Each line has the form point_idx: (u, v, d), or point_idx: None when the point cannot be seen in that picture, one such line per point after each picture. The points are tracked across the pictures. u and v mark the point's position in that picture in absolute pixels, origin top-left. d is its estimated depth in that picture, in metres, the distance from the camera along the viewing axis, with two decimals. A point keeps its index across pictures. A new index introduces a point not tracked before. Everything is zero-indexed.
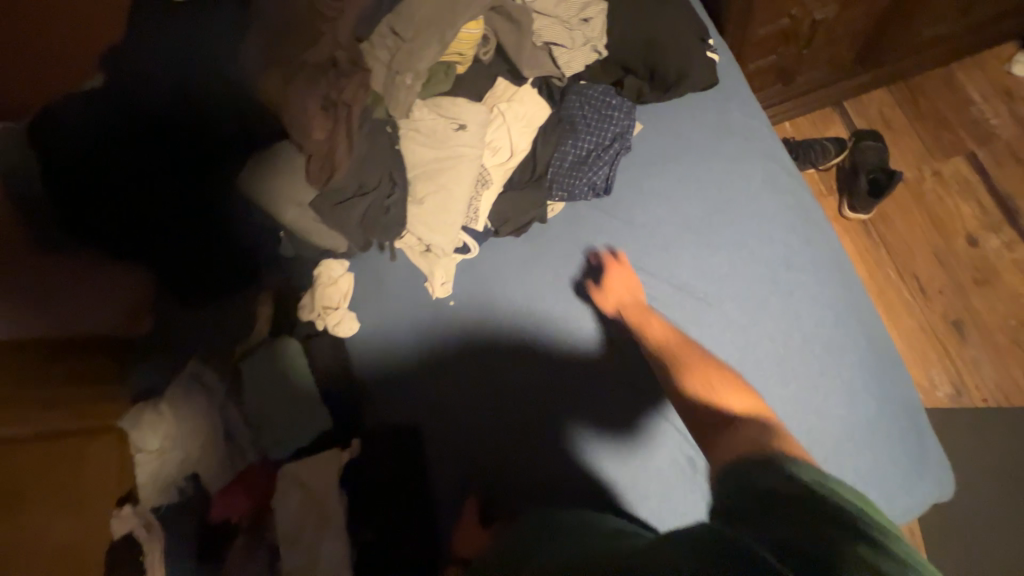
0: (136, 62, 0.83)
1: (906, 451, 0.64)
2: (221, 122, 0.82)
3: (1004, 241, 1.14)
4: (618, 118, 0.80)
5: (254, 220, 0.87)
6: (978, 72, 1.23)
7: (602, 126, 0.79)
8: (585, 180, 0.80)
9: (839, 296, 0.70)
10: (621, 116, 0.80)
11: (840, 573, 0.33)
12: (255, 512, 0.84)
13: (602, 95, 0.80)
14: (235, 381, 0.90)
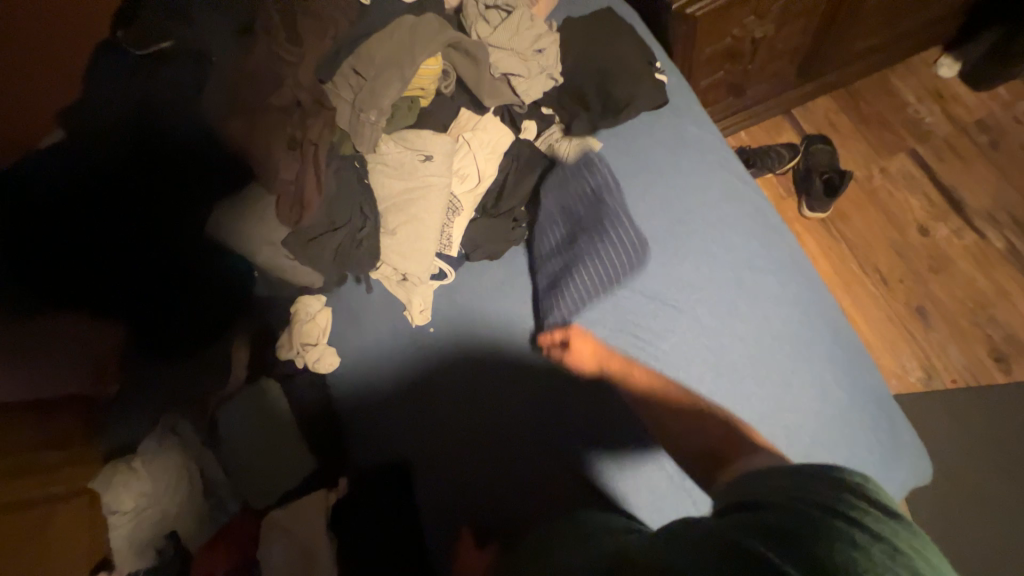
0: (91, 114, 0.82)
1: (880, 440, 0.65)
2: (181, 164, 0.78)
3: (953, 229, 1.20)
4: (620, 253, 0.75)
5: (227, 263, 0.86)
6: (910, 76, 1.31)
7: (599, 249, 0.76)
8: (567, 306, 0.76)
9: (803, 294, 0.72)
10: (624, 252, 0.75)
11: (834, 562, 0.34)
12: (240, 566, 0.80)
13: (606, 224, 0.76)
14: (211, 430, 0.90)
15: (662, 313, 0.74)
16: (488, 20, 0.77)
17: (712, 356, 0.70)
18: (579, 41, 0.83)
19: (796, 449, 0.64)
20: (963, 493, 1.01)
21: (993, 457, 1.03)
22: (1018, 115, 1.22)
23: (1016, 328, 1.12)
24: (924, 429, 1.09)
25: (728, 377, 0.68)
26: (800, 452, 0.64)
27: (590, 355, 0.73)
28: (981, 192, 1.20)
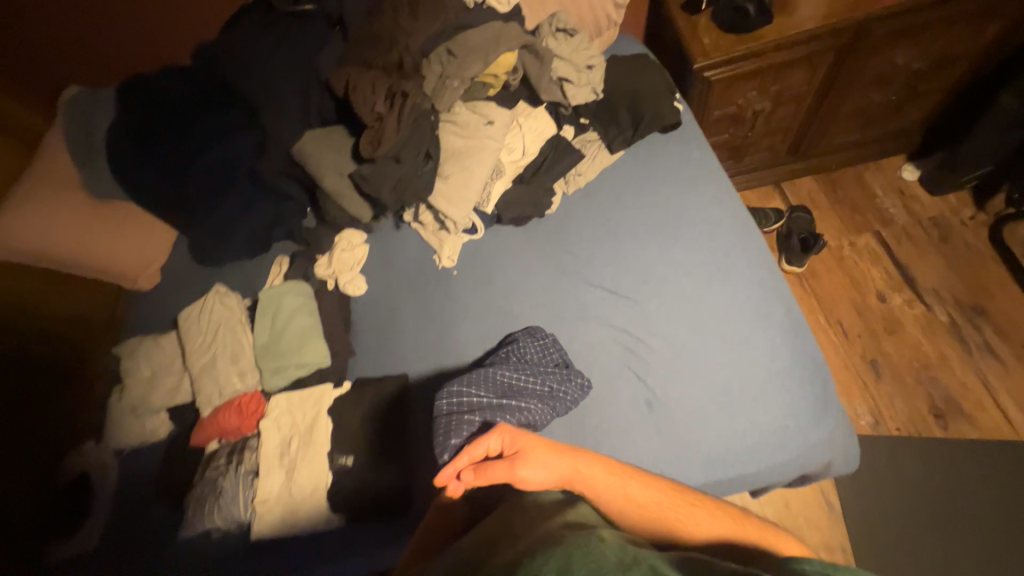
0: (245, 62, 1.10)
1: (818, 396, 0.76)
2: (290, 117, 1.10)
3: (905, 299, 1.39)
4: (534, 410, 0.76)
5: (293, 202, 1.23)
6: (880, 173, 1.57)
7: (520, 398, 0.77)
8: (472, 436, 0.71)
9: (767, 277, 0.86)
10: (537, 411, 0.77)
11: None
12: (242, 435, 0.89)
13: (533, 388, 0.79)
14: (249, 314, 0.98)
15: (651, 277, 0.91)
16: (556, 39, 1.02)
17: (686, 313, 0.85)
18: (621, 70, 1.06)
19: (745, 390, 0.76)
20: (872, 515, 1.18)
21: (906, 489, 1.19)
22: (966, 218, 1.45)
23: (954, 392, 1.26)
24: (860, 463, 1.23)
25: (696, 329, 0.83)
26: (749, 393, 0.76)
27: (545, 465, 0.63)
28: (930, 274, 1.41)
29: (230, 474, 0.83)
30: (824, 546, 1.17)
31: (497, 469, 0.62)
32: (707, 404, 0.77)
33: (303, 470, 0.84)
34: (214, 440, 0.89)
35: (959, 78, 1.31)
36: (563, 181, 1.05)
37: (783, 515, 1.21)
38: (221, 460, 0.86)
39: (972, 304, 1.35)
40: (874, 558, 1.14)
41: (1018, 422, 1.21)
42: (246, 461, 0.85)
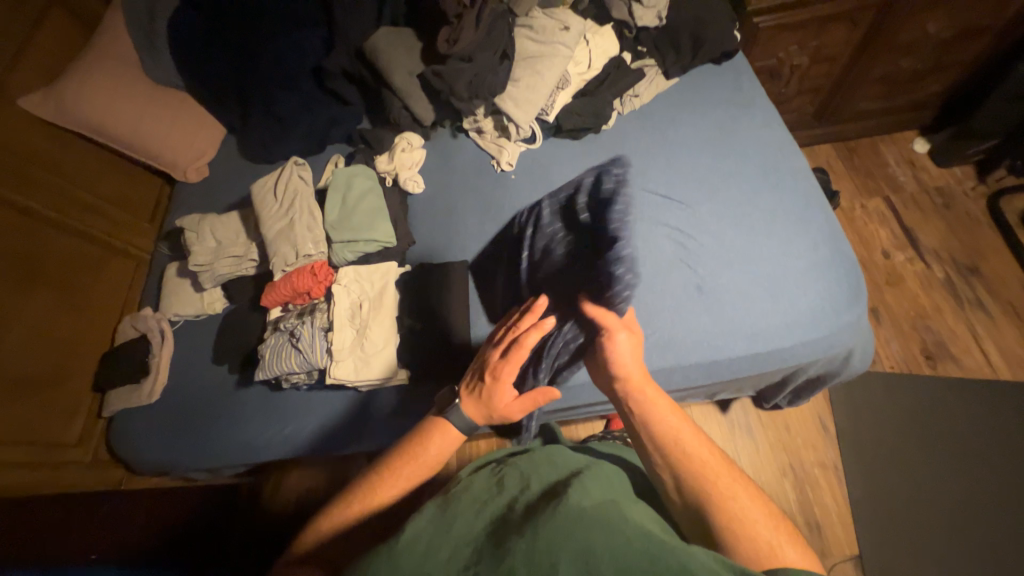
0: None
1: (847, 284, 0.86)
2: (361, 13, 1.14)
3: (908, 257, 1.51)
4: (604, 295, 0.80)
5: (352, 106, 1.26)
6: (894, 145, 1.68)
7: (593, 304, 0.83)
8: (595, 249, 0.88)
9: (808, 189, 0.96)
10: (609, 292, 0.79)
11: None
12: (310, 297, 0.96)
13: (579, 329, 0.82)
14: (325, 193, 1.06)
15: (703, 184, 0.99)
16: None
17: (735, 213, 0.94)
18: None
19: (786, 275, 0.87)
20: (865, 440, 1.30)
21: (897, 420, 1.31)
22: (968, 188, 1.58)
23: (944, 338, 1.39)
24: (858, 396, 1.35)
25: (743, 225, 0.92)
26: (790, 277, 0.86)
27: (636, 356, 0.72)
28: (932, 236, 1.53)
29: (305, 327, 0.91)
30: (817, 463, 1.29)
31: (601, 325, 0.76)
32: (751, 288, 0.87)
33: (376, 326, 0.92)
34: (285, 301, 0.97)
35: (979, 51, 1.41)
36: (619, 101, 1.12)
37: (783, 436, 1.33)
38: (294, 316, 0.95)
39: (967, 265, 1.48)
40: (863, 476, 1.27)
41: (997, 364, 1.35)
42: (319, 318, 0.92)
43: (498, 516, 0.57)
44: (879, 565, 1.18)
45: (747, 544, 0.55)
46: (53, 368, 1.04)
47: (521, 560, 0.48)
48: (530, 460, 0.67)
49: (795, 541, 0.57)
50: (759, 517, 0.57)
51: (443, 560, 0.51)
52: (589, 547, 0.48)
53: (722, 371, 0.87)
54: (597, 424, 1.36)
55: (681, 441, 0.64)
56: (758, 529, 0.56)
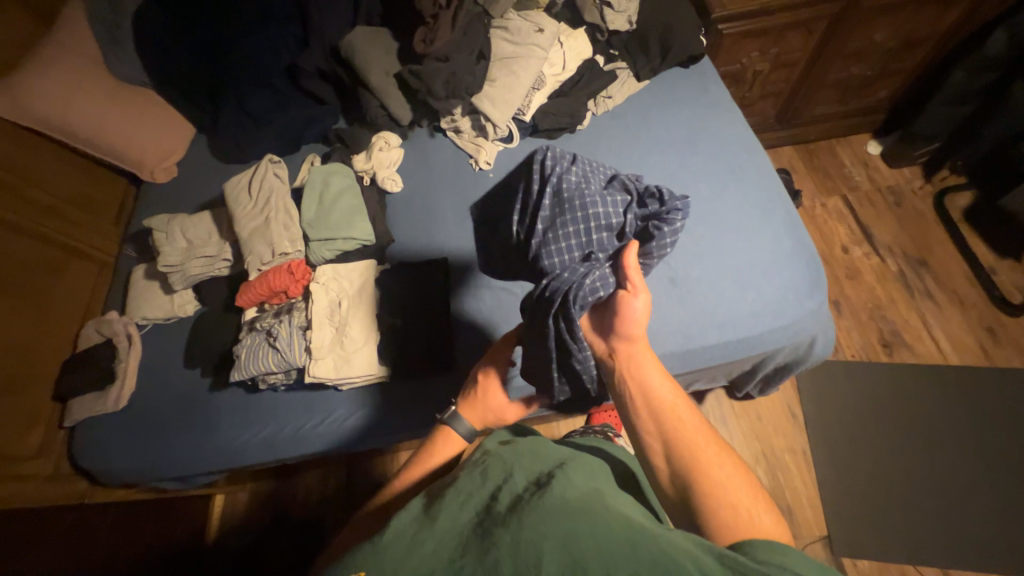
0: None
1: (810, 271, 0.91)
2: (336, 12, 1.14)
3: (865, 252, 1.60)
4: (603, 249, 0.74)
5: (327, 105, 1.25)
6: (849, 147, 1.79)
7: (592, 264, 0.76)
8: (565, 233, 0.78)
9: (771, 184, 1.01)
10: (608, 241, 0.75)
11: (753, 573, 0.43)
12: (287, 296, 0.95)
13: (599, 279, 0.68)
14: (301, 191, 1.05)
15: (673, 181, 1.03)
16: None
17: (705, 207, 0.98)
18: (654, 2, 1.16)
19: (754, 263, 0.91)
20: (830, 425, 1.37)
21: (858, 405, 1.39)
22: (916, 187, 1.69)
23: (899, 326, 1.49)
24: (823, 384, 1.42)
25: (713, 218, 0.97)
26: (756, 266, 0.91)
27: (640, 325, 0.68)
28: (886, 232, 1.63)
29: (282, 326, 0.90)
30: (787, 449, 1.35)
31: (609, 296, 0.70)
32: (721, 278, 0.91)
33: (356, 323, 0.92)
34: (260, 301, 0.95)
35: (922, 60, 1.52)
36: (593, 101, 1.16)
37: (754, 424, 1.39)
38: (270, 316, 0.93)
39: (917, 258, 1.58)
40: (829, 459, 1.33)
41: (945, 350, 1.44)
42: (296, 317, 0.91)
43: (480, 510, 0.53)
44: (846, 542, 1.24)
45: (728, 513, 0.57)
46: (8, 376, 0.99)
47: (505, 551, 0.45)
48: (513, 451, 0.64)
49: (770, 509, 0.59)
50: (741, 486, 0.60)
51: (425, 555, 0.48)
52: (573, 534, 0.46)
53: (696, 358, 0.90)
54: (577, 419, 1.38)
55: (671, 415, 0.64)
56: (736, 498, 0.58)
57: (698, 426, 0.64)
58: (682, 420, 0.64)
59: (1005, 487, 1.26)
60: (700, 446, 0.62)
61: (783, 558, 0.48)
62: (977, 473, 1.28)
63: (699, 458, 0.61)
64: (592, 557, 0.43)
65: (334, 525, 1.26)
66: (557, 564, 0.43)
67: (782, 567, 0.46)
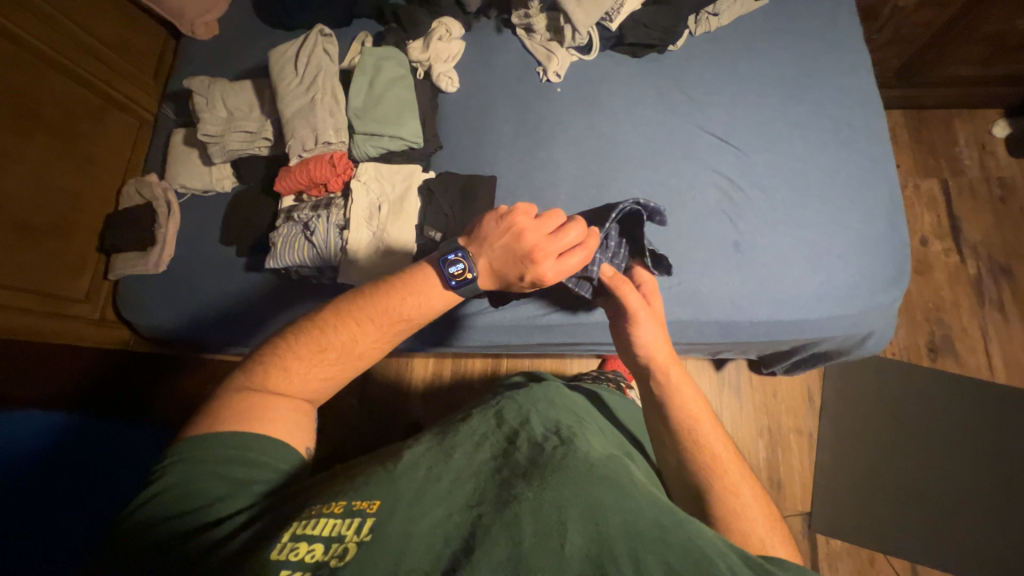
0: None
1: (896, 265, 0.81)
2: None
3: (945, 248, 1.44)
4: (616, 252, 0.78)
5: None
6: (969, 123, 1.54)
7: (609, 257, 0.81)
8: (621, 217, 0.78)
9: (881, 155, 0.87)
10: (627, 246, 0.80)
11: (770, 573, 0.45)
12: (326, 190, 0.90)
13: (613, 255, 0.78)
14: (350, 74, 0.96)
15: (764, 132, 0.89)
16: None
17: (794, 171, 0.86)
18: None
19: (835, 246, 0.82)
20: (846, 417, 1.35)
21: (879, 404, 1.35)
22: None
23: (953, 334, 1.38)
24: (851, 375, 1.38)
25: (802, 184, 0.86)
26: (836, 249, 0.82)
27: (661, 344, 0.70)
28: (978, 230, 1.45)
29: (319, 221, 0.87)
30: (794, 429, 1.35)
31: (629, 292, 0.71)
32: (792, 253, 0.82)
33: (391, 232, 0.87)
34: (298, 191, 0.91)
35: None
36: (694, 17, 0.98)
37: (768, 399, 1.38)
38: (308, 208, 0.89)
39: (1002, 265, 1.42)
40: (833, 447, 1.33)
41: (996, 368, 1.35)
42: (334, 214, 0.87)
43: (496, 454, 0.54)
44: (825, 522, 1.28)
45: (737, 532, 0.58)
46: (54, 223, 1.01)
47: (527, 507, 0.46)
48: (528, 396, 0.64)
49: (784, 542, 0.59)
50: (758, 515, 0.59)
51: (444, 493, 0.48)
52: (599, 504, 0.46)
53: (739, 333, 0.85)
54: (591, 361, 1.38)
55: (694, 425, 0.65)
56: (754, 524, 0.58)
57: (725, 449, 0.64)
58: (711, 434, 0.65)
59: (1005, 509, 1.25)
60: (724, 462, 0.63)
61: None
62: (981, 492, 1.27)
63: (724, 478, 0.62)
64: (619, 534, 0.44)
65: (346, 411, 1.35)
66: (581, 533, 0.44)
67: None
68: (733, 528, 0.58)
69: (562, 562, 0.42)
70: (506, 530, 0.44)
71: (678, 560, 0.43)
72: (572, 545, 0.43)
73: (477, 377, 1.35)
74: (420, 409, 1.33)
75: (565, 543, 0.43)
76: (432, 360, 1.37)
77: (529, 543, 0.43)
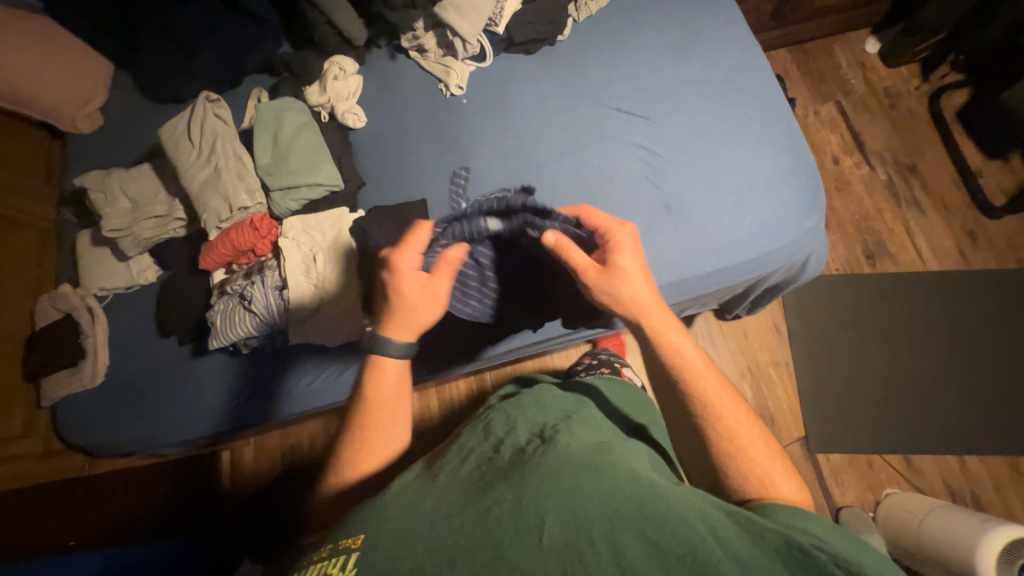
0: None
1: (810, 190, 0.87)
2: None
3: (855, 162, 1.56)
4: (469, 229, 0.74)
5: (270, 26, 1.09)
6: (846, 46, 1.67)
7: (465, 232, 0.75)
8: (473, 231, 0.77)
9: (772, 93, 0.92)
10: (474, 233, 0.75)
11: (761, 534, 0.45)
12: (255, 254, 0.86)
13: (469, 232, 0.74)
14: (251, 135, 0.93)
15: (667, 98, 0.93)
16: None
17: (702, 126, 0.90)
18: None
19: (756, 187, 0.86)
20: (813, 337, 1.42)
21: (837, 318, 1.43)
22: (913, 88, 1.61)
23: (884, 237, 1.49)
24: (809, 298, 1.46)
25: (711, 136, 0.90)
26: (758, 190, 0.86)
27: (638, 288, 0.68)
28: (878, 139, 1.57)
29: (254, 287, 0.83)
30: (772, 363, 1.41)
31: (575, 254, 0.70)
32: (718, 201, 0.86)
33: (333, 281, 0.85)
34: (226, 263, 0.87)
35: None
36: (574, 5, 1.01)
37: (741, 341, 1.43)
38: (241, 278, 0.86)
39: (907, 164, 1.54)
40: (808, 367, 1.40)
41: (927, 258, 1.46)
42: (269, 277, 0.84)
43: (482, 466, 0.55)
44: (821, 441, 1.34)
45: (737, 475, 0.61)
46: None
47: (507, 508, 0.46)
48: (518, 406, 0.67)
49: (789, 473, 0.60)
50: (757, 452, 0.61)
51: (425, 512, 0.48)
52: (578, 492, 0.47)
53: (693, 288, 0.88)
54: (570, 349, 1.40)
55: (685, 368, 0.65)
56: (753, 461, 0.61)
57: (728, 396, 0.64)
58: (712, 385, 0.65)
59: (966, 383, 1.36)
60: (727, 409, 0.63)
61: (811, 526, 0.51)
62: (942, 374, 1.37)
63: (724, 427, 0.63)
64: (597, 516, 0.44)
65: None
66: (558, 524, 0.44)
67: (809, 534, 0.48)
68: (737, 468, 0.61)
69: (542, 552, 0.41)
70: (485, 533, 0.44)
71: (654, 531, 0.43)
72: (550, 536, 0.43)
73: (464, 398, 1.33)
74: (416, 447, 1.30)
75: (544, 534, 0.43)
76: (416, 393, 1.34)
77: (509, 540, 0.43)
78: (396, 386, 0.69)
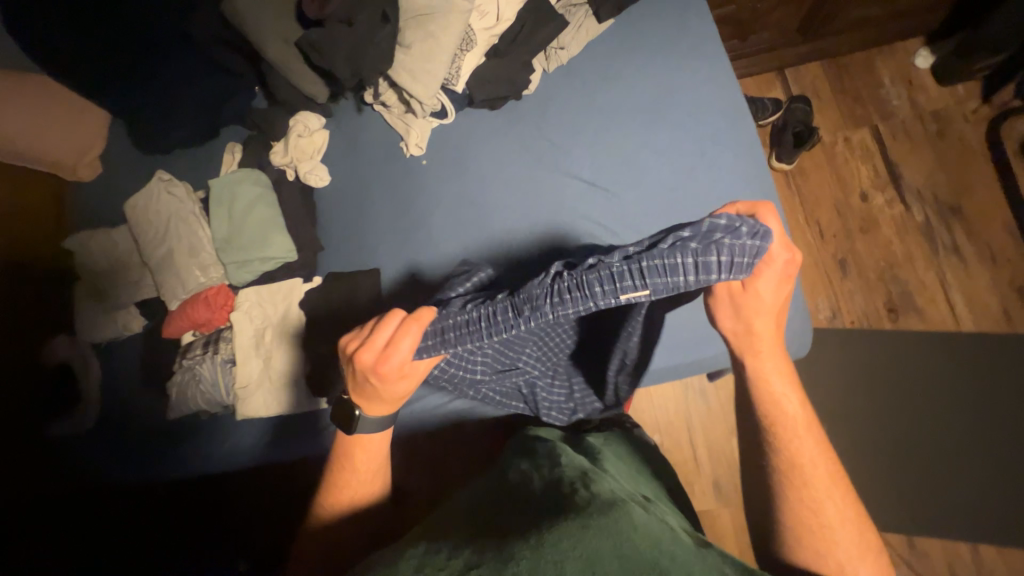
0: None
1: None
2: None
3: (887, 199, 1.37)
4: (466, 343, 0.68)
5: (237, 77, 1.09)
6: (891, 60, 1.45)
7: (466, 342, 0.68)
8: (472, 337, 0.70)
9: (750, 166, 0.84)
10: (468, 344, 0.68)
11: None
12: (212, 325, 0.91)
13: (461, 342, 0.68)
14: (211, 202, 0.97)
15: (634, 169, 0.86)
16: None
17: (666, 202, 0.84)
18: None
19: None
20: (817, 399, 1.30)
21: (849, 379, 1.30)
22: (968, 112, 1.39)
23: (912, 289, 1.32)
24: (817, 354, 1.32)
25: (675, 213, 0.83)
26: None
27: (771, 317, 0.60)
28: (918, 173, 1.37)
29: (207, 361, 0.88)
30: None
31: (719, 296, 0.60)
32: None
33: (280, 358, 0.88)
34: (188, 331, 0.92)
35: None
36: (542, 55, 0.94)
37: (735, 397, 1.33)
38: (199, 347, 0.91)
39: (951, 205, 1.34)
40: None
41: (961, 315, 1.29)
42: (223, 349, 0.89)
43: (502, 516, 0.52)
44: None
45: (813, 558, 0.59)
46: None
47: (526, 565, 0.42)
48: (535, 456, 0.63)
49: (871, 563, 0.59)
50: (846, 536, 0.59)
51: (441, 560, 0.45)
52: (598, 555, 0.43)
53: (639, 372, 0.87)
54: None
55: (780, 423, 0.64)
56: (841, 546, 0.58)
57: (834, 474, 0.62)
58: (820, 460, 0.62)
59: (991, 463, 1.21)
60: (827, 488, 0.61)
61: None
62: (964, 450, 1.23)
63: (817, 505, 0.60)
64: None
65: None
66: None
67: None
68: (797, 529, 0.60)
69: None
70: None
71: None
72: None
73: None
74: None
75: None
76: None
77: None
78: (375, 455, 0.67)
